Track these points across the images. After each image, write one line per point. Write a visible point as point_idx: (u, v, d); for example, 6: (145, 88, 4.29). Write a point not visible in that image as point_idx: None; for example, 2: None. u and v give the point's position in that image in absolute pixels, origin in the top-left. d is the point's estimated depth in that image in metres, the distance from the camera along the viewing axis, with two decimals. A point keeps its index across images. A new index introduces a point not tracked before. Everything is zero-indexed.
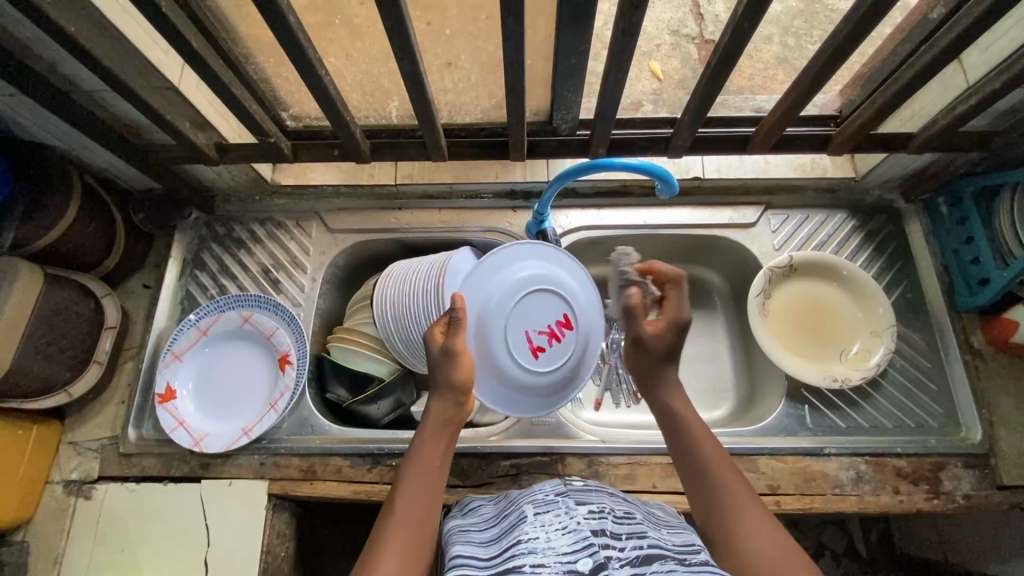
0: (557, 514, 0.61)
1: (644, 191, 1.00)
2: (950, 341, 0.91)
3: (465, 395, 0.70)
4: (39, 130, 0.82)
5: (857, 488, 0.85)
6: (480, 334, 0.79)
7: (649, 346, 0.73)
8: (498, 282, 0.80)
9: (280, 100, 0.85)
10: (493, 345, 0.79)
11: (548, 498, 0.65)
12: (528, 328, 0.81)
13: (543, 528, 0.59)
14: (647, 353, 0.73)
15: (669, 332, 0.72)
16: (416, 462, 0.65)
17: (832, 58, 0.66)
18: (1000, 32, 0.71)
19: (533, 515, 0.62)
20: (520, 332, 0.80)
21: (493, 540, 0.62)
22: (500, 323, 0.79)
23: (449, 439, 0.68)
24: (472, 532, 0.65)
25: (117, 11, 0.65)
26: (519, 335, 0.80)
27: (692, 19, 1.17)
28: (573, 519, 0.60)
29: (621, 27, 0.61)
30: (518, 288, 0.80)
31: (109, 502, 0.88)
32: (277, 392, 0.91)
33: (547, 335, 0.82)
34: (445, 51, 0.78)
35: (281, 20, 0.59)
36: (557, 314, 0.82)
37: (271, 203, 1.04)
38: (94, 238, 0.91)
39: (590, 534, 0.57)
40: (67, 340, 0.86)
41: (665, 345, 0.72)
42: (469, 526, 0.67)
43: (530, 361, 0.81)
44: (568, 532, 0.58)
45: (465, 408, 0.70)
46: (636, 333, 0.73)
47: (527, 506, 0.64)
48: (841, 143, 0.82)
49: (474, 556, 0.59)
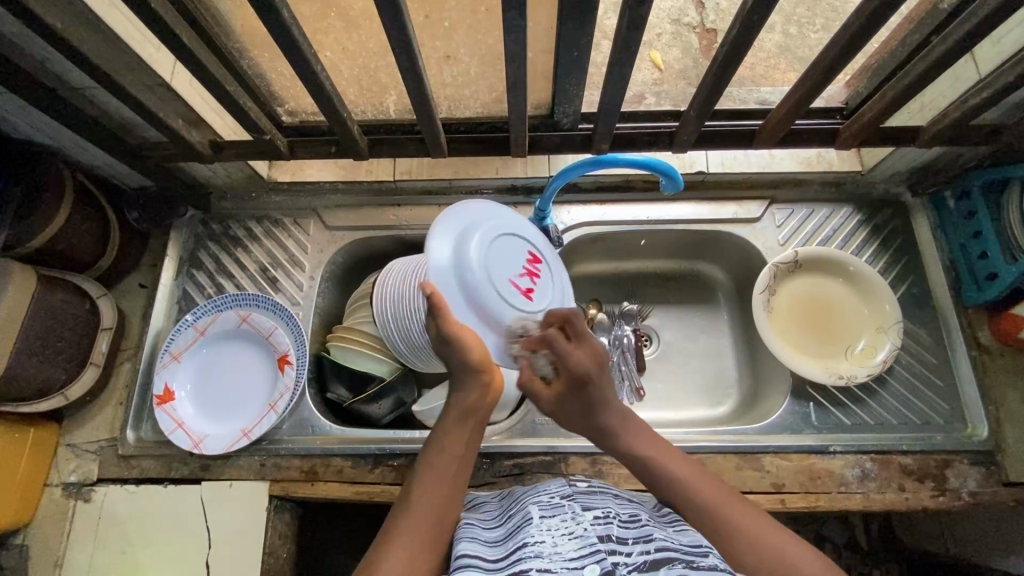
0: (563, 519, 0.60)
1: (646, 186, 0.99)
2: (956, 337, 0.90)
3: (486, 376, 0.67)
4: (29, 128, 0.80)
5: (862, 486, 0.84)
6: (474, 306, 0.70)
7: (564, 412, 0.70)
8: (456, 256, 0.70)
9: (275, 95, 0.83)
10: (492, 309, 0.70)
11: (554, 501, 0.64)
12: (506, 276, 0.73)
13: (549, 532, 0.58)
14: (571, 414, 0.69)
15: (569, 394, 0.69)
16: (435, 455, 0.64)
17: (842, 52, 0.65)
18: (1016, 22, 0.69)
19: (539, 518, 0.61)
20: (503, 282, 0.72)
21: (498, 540, 0.61)
22: (482, 285, 0.70)
23: (473, 429, 0.66)
24: (476, 532, 0.64)
25: (105, 6, 0.62)
26: (503, 285, 0.72)
27: (693, 8, 1.15)
28: (580, 525, 0.59)
29: (627, 20, 0.59)
30: (475, 242, 0.72)
31: (109, 505, 0.87)
32: (277, 393, 0.90)
33: (525, 273, 0.75)
34: (444, 44, 0.76)
35: (275, 15, 0.57)
36: (520, 250, 0.77)
37: (268, 200, 1.02)
38: (89, 238, 0.90)
39: (597, 541, 0.56)
40: (63, 342, 0.85)
41: (573, 404, 0.69)
42: (473, 523, 0.66)
43: (531, 308, 0.73)
44: (574, 537, 0.57)
45: (490, 396, 0.67)
46: (546, 406, 0.70)
47: (533, 508, 0.63)
48: (849, 137, 0.81)
49: (480, 555, 0.58)
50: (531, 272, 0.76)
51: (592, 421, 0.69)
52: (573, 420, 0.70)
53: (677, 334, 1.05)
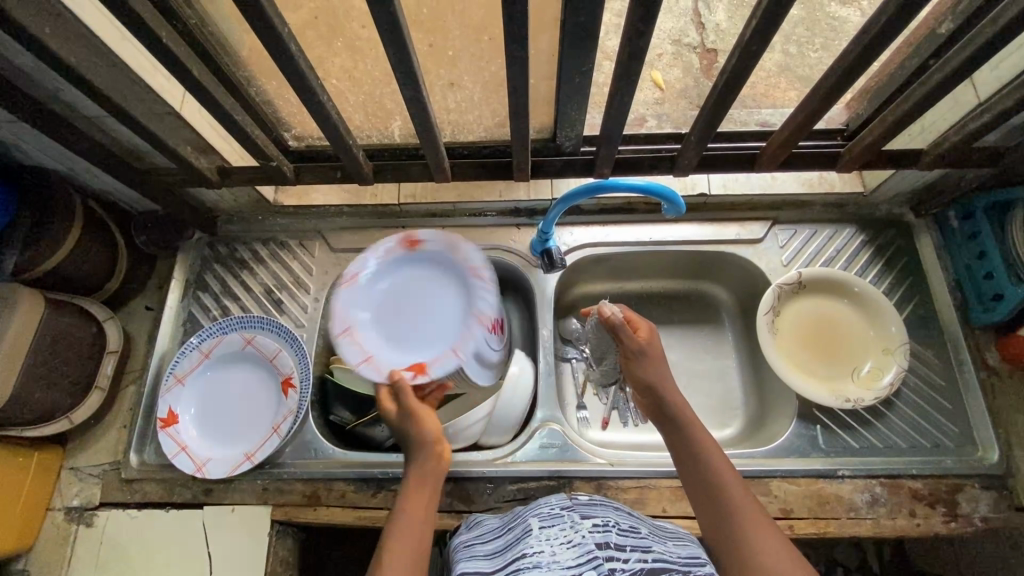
0: (562, 528, 0.61)
1: (649, 208, 1.00)
2: (964, 358, 0.90)
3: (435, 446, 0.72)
4: (40, 154, 0.81)
5: (872, 512, 0.83)
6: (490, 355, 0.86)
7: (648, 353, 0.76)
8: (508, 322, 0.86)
9: (282, 121, 0.85)
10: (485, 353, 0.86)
11: (554, 511, 0.65)
12: (390, 328, 0.87)
13: (548, 542, 0.59)
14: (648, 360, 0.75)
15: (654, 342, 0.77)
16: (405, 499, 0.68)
17: (841, 80, 0.65)
18: (1015, 46, 0.70)
19: (538, 528, 0.62)
20: (438, 288, 0.90)
21: (499, 551, 0.62)
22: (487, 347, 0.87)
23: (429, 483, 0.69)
24: (477, 546, 0.65)
25: (119, 40, 0.65)
26: (400, 288, 0.90)
27: (693, 29, 1.18)
28: (578, 533, 0.60)
29: (627, 51, 0.60)
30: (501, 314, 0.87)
31: (110, 530, 0.87)
32: (280, 416, 0.89)
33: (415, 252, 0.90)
34: (448, 72, 0.79)
35: (285, 50, 0.59)
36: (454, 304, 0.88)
37: (274, 222, 1.03)
38: (98, 262, 0.91)
39: (595, 548, 0.57)
40: (68, 367, 0.85)
41: (655, 351, 0.76)
42: (474, 539, 0.68)
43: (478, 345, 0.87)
44: (573, 545, 0.58)
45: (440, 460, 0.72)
46: (638, 344, 0.76)
47: (532, 519, 0.64)
48: (851, 160, 0.81)
49: (480, 568, 0.59)
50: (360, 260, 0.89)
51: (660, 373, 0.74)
52: (638, 375, 0.75)
53: (681, 354, 1.05)
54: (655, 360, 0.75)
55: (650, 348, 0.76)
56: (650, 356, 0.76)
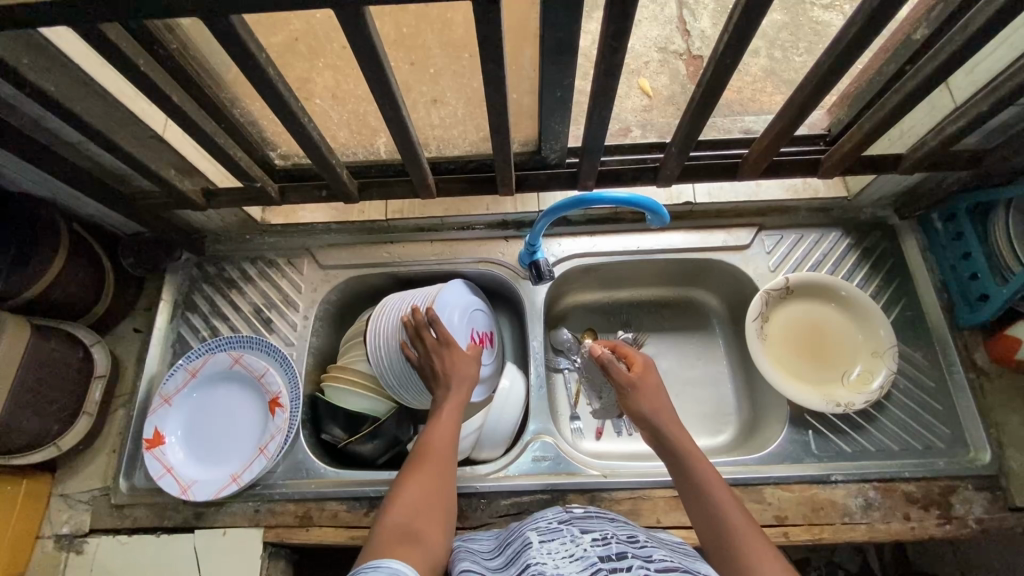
0: (563, 542, 0.61)
1: (636, 218, 1.00)
2: (953, 359, 0.90)
3: (459, 374, 0.78)
4: (24, 180, 0.81)
5: (866, 516, 0.83)
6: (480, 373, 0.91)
7: (641, 379, 0.78)
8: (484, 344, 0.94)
9: (268, 140, 0.85)
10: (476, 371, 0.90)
11: (553, 525, 0.65)
12: (206, 455, 0.89)
13: (550, 555, 0.59)
14: (645, 386, 0.77)
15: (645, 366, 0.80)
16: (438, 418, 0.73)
17: (818, 88, 0.66)
18: (987, 52, 0.71)
19: (539, 542, 0.62)
20: (219, 395, 0.92)
21: (500, 569, 0.61)
22: None
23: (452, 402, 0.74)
24: (477, 557, 0.65)
25: (98, 68, 0.65)
26: (208, 407, 0.92)
27: (678, 36, 1.20)
28: (579, 547, 0.59)
29: (603, 68, 0.60)
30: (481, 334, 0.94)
31: (101, 556, 0.86)
32: (268, 436, 0.88)
33: (173, 399, 0.90)
34: (430, 88, 0.81)
35: (264, 75, 0.59)
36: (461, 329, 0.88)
37: (262, 241, 1.03)
38: (86, 286, 0.90)
39: (599, 560, 0.56)
40: (55, 393, 0.84)
41: (655, 376, 0.79)
42: (473, 550, 0.67)
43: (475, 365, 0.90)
44: (576, 559, 0.57)
45: (460, 379, 0.77)
46: (630, 376, 0.78)
47: (532, 533, 0.64)
48: (830, 167, 0.82)
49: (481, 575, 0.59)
50: (152, 445, 0.87)
51: (658, 395, 0.76)
52: (635, 405, 0.76)
53: (673, 361, 1.05)
54: (647, 387, 0.77)
55: (643, 377, 0.78)
56: (640, 386, 0.77)
